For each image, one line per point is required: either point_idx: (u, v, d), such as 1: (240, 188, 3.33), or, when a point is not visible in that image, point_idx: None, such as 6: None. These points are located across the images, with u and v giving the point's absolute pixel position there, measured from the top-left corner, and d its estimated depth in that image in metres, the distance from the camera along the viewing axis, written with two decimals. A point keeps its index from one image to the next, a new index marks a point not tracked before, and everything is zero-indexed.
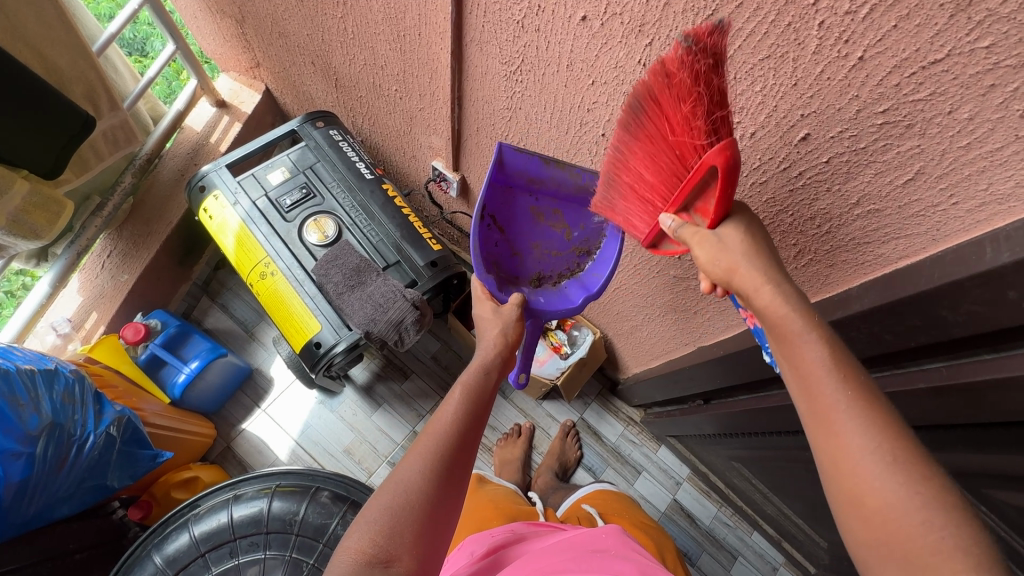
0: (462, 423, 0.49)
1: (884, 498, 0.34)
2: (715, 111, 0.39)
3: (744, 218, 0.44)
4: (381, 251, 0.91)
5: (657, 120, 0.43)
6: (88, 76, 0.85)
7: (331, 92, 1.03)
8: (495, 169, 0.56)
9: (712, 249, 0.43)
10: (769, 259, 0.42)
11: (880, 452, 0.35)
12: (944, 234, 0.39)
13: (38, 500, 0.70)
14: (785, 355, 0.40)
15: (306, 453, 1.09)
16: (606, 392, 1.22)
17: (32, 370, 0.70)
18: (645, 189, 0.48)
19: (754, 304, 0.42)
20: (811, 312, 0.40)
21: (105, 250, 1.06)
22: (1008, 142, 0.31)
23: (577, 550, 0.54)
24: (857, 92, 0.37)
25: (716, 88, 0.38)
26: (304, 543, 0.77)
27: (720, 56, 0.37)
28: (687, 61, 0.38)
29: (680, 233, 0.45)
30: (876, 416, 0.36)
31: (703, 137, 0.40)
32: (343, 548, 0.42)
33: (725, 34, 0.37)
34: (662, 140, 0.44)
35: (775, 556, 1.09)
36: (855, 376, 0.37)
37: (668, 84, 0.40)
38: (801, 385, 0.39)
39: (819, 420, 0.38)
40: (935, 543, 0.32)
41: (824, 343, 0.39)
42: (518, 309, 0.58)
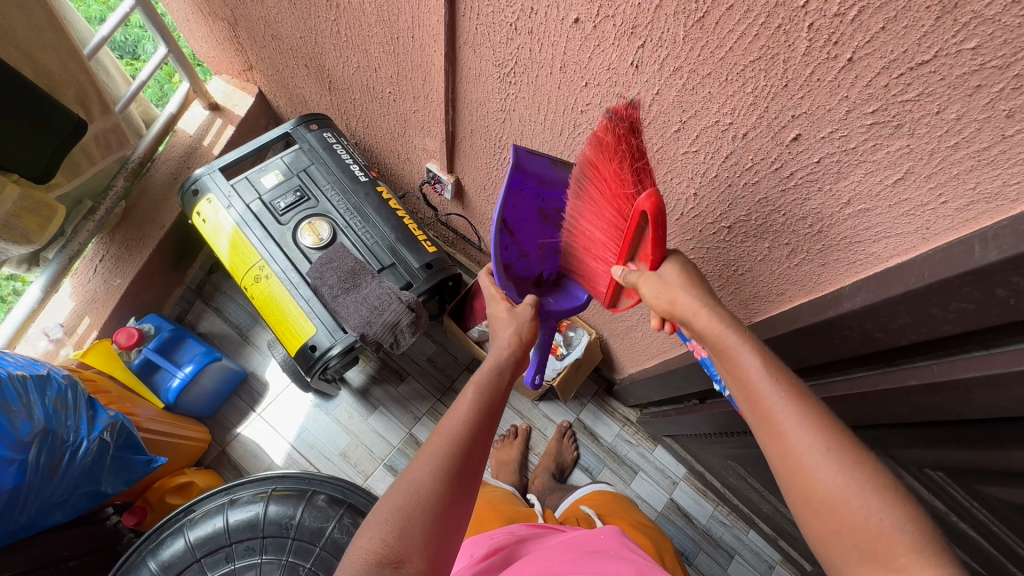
0: (474, 425, 0.48)
1: (829, 489, 0.37)
2: (636, 164, 0.45)
3: (678, 258, 0.48)
4: (376, 254, 0.91)
5: (595, 180, 0.48)
6: (79, 80, 0.84)
7: (324, 95, 1.02)
8: (512, 172, 0.52)
9: (655, 287, 0.46)
10: (701, 287, 0.46)
11: (818, 446, 0.37)
12: (933, 233, 0.39)
13: (31, 507, 0.69)
14: (725, 367, 0.43)
15: (301, 456, 1.09)
16: (602, 393, 1.22)
17: (24, 376, 0.69)
18: (597, 245, 0.53)
19: (693, 326, 0.44)
20: (743, 326, 0.42)
21: (97, 254, 1.06)
22: (995, 141, 0.32)
23: (575, 551, 0.54)
24: (847, 93, 0.37)
25: (634, 150, 0.45)
26: (301, 548, 0.77)
27: (635, 125, 0.45)
28: (610, 127, 0.45)
29: (629, 279, 0.49)
30: (813, 413, 0.38)
31: (630, 187, 0.45)
32: (355, 548, 0.42)
33: (635, 110, 0.45)
34: (602, 198, 0.49)
35: (771, 554, 1.09)
36: (786, 378, 0.40)
37: (597, 151, 0.46)
38: (742, 393, 0.41)
39: (763, 422, 0.40)
40: (876, 526, 0.35)
41: (755, 350, 0.41)
42: (534, 308, 0.58)
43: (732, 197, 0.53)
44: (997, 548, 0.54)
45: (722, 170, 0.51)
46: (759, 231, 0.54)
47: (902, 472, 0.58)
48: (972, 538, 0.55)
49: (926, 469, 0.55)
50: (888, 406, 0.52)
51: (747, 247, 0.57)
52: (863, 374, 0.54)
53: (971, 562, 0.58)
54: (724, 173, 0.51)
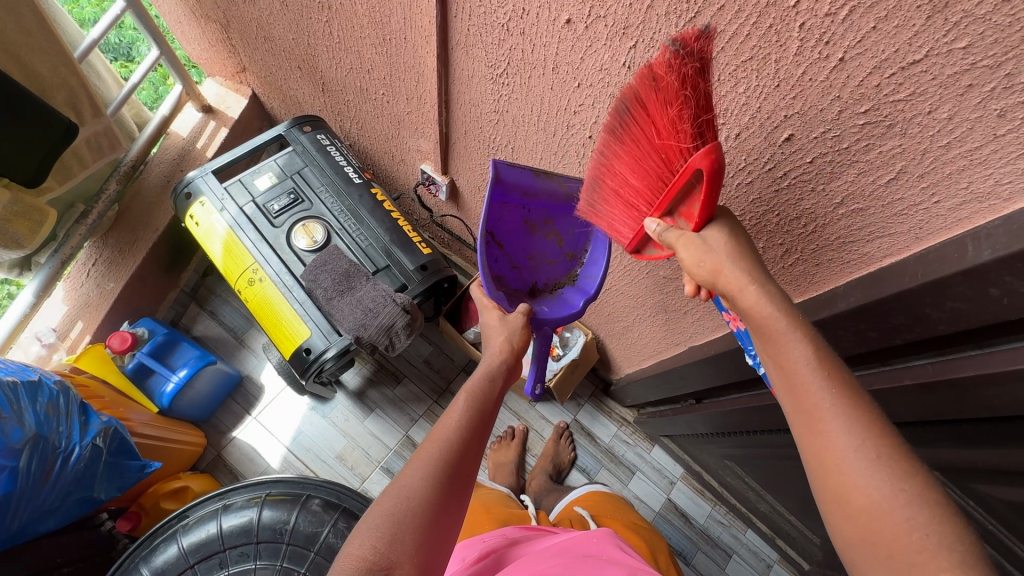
0: (465, 431, 0.48)
1: (870, 498, 0.35)
2: (702, 115, 0.40)
3: (726, 222, 0.44)
4: (370, 256, 0.91)
5: (644, 125, 0.44)
6: (70, 82, 0.84)
7: (318, 97, 1.02)
8: (493, 185, 0.55)
9: (695, 252, 0.43)
10: (752, 261, 0.42)
11: (864, 450, 0.36)
12: (926, 233, 0.39)
13: (22, 514, 0.68)
14: (770, 354, 0.41)
15: (297, 459, 1.08)
16: (599, 393, 1.22)
17: (15, 382, 0.69)
18: (630, 192, 0.48)
19: (738, 304, 0.42)
20: (795, 311, 0.41)
21: (90, 258, 1.05)
22: (986, 141, 0.32)
23: (569, 555, 0.54)
24: (839, 93, 0.37)
25: (701, 92, 0.39)
26: (295, 553, 0.77)
27: (706, 62, 0.39)
28: (675, 64, 0.39)
29: (665, 237, 0.45)
30: (860, 413, 0.37)
31: (688, 140, 0.41)
32: (346, 555, 0.41)
33: (711, 40, 0.38)
34: (649, 144, 0.44)
35: (769, 553, 1.09)
36: (838, 373, 0.38)
37: (655, 88, 0.41)
38: (788, 386, 0.40)
39: (806, 419, 0.39)
40: (919, 541, 0.34)
41: (806, 341, 0.39)
42: (525, 317, 0.57)
43: (726, 197, 0.53)
44: (999, 553, 0.52)
45: None
46: (753, 231, 0.54)
47: None
48: None
49: None
50: (883, 406, 0.52)
51: None
52: (858, 373, 0.54)
53: None
54: None
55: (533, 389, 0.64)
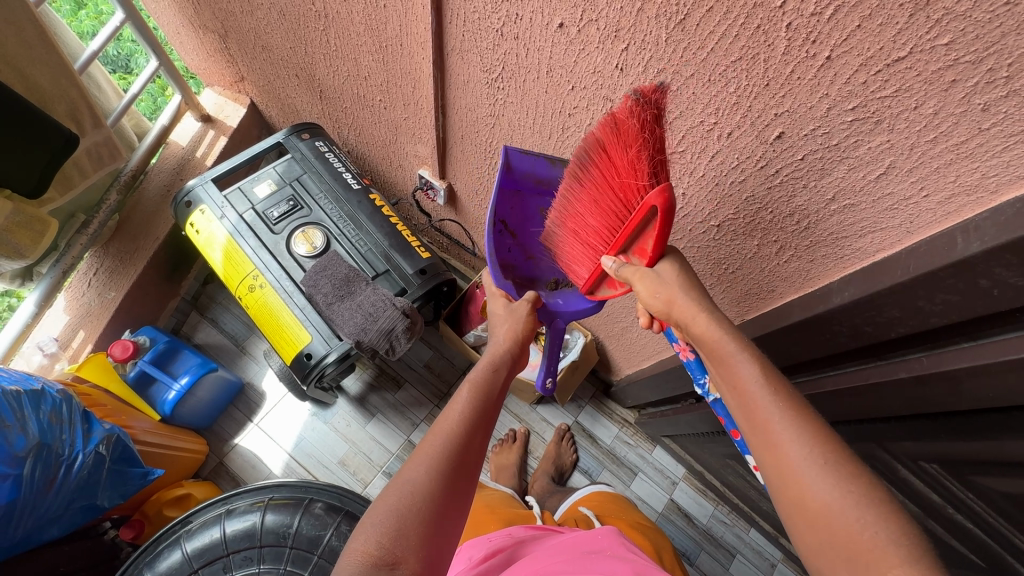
0: (470, 422, 0.49)
1: (824, 498, 0.36)
2: (657, 156, 0.42)
3: (676, 258, 0.47)
4: (370, 261, 0.92)
5: (604, 167, 0.46)
6: (70, 94, 0.85)
7: (316, 104, 1.03)
8: (503, 174, 0.55)
9: (650, 284, 0.46)
10: (702, 291, 0.46)
11: (814, 457, 0.37)
12: (917, 226, 0.40)
13: (26, 522, 0.69)
14: (722, 375, 0.43)
15: (300, 465, 1.08)
16: (600, 394, 1.22)
17: (18, 391, 0.69)
18: (589, 232, 0.51)
19: (692, 332, 0.45)
20: (739, 334, 0.43)
21: (91, 267, 1.05)
22: (972, 135, 0.32)
23: (572, 552, 0.54)
24: (827, 91, 0.37)
25: (658, 137, 0.41)
26: (299, 556, 0.77)
27: (663, 110, 0.41)
28: (636, 111, 0.40)
29: (621, 272, 0.47)
30: (809, 426, 0.38)
31: (646, 178, 0.42)
32: (350, 551, 0.41)
33: (666, 93, 0.41)
34: (608, 184, 0.46)
35: (772, 552, 1.09)
36: (784, 389, 0.40)
37: (615, 132, 0.43)
38: (738, 401, 0.41)
39: (756, 430, 0.40)
40: (871, 540, 0.34)
41: (754, 361, 0.41)
42: (533, 304, 0.58)
43: (720, 195, 0.53)
44: (1000, 545, 0.53)
45: (709, 169, 0.51)
46: (747, 229, 0.54)
47: (898, 466, 0.59)
48: (967, 529, 0.55)
49: (920, 462, 0.56)
50: (879, 399, 0.52)
51: (736, 245, 0.58)
52: (855, 368, 0.54)
53: (970, 555, 0.58)
54: (711, 173, 0.52)
55: (543, 380, 0.64)
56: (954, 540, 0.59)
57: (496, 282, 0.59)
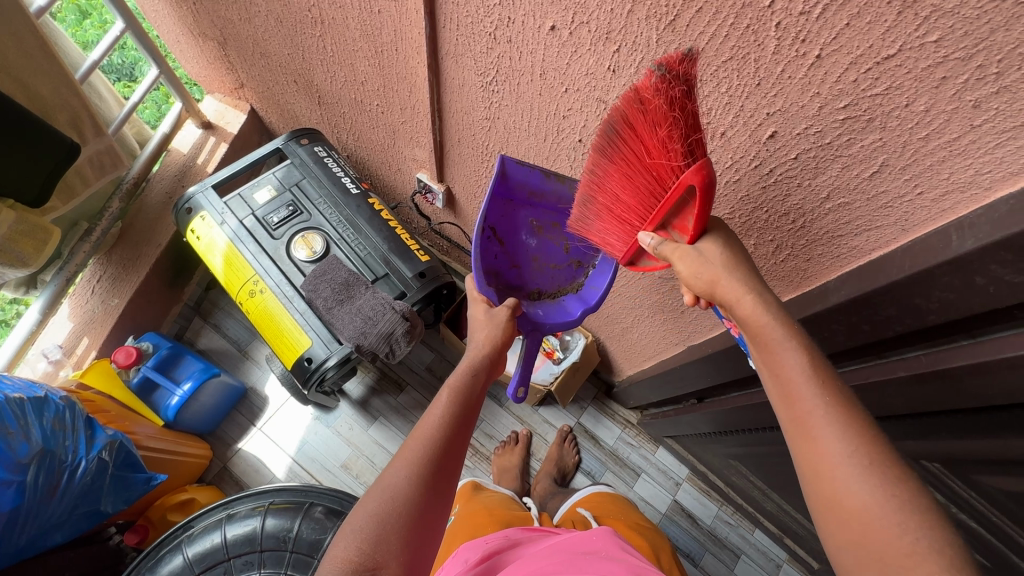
0: (448, 426, 0.49)
1: (860, 501, 0.36)
2: (691, 135, 0.41)
3: (720, 233, 0.45)
4: (369, 265, 0.92)
5: (633, 143, 0.45)
6: (71, 104, 0.86)
7: (315, 110, 1.04)
8: (497, 181, 0.57)
9: (693, 263, 0.44)
10: (748, 271, 0.44)
11: (857, 457, 0.37)
12: (912, 224, 0.40)
13: (30, 528, 0.69)
14: (765, 364, 0.42)
15: (303, 470, 1.08)
16: (602, 395, 1.22)
17: (22, 398, 0.70)
18: (622, 208, 0.49)
19: (737, 313, 0.43)
20: (790, 322, 0.41)
21: (95, 275, 1.06)
22: (964, 132, 0.32)
23: (568, 553, 0.54)
24: (818, 90, 0.37)
25: (689, 113, 0.40)
26: (299, 560, 0.77)
27: (692, 83, 0.39)
28: (662, 87, 0.39)
29: (661, 250, 0.46)
30: (854, 425, 0.38)
31: (680, 158, 0.41)
32: (330, 557, 0.41)
33: (694, 62, 0.38)
34: (640, 162, 0.45)
35: (777, 552, 1.09)
36: (833, 383, 0.39)
37: (643, 109, 0.42)
38: (781, 394, 0.40)
39: (797, 423, 0.39)
40: (911, 544, 0.34)
41: (802, 351, 0.40)
42: (511, 311, 0.57)
43: (715, 195, 0.53)
44: (1005, 544, 0.53)
45: None
46: (743, 229, 0.54)
47: None
48: (970, 528, 0.55)
49: (922, 461, 0.55)
50: (879, 398, 0.52)
51: None
52: (854, 366, 0.54)
53: (974, 554, 0.58)
54: None
55: (517, 391, 0.62)
56: (958, 539, 0.58)
57: (477, 287, 0.59)
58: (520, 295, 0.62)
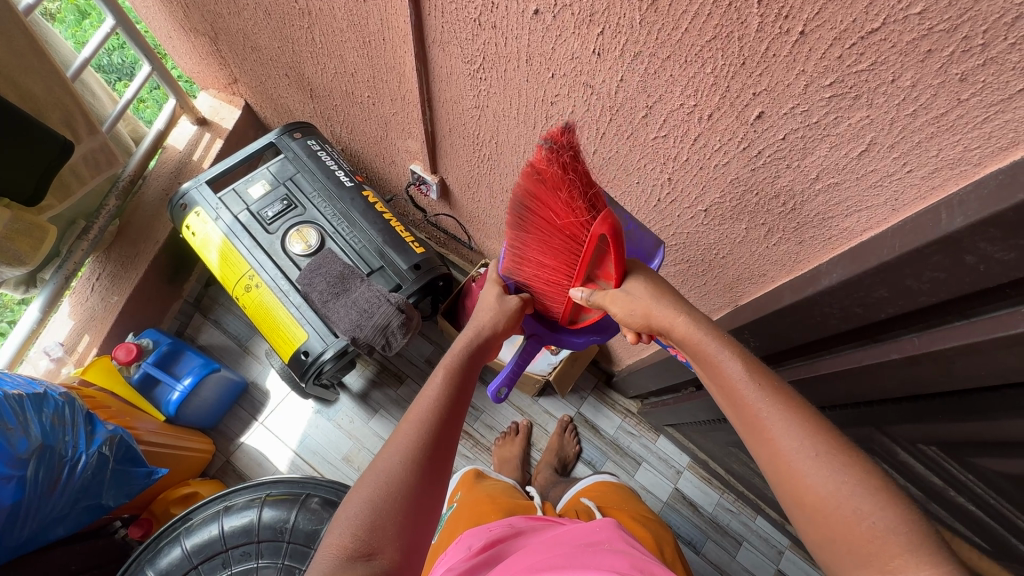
0: (444, 405, 0.50)
1: (820, 492, 0.36)
2: (589, 191, 0.44)
3: (641, 272, 0.48)
4: (365, 258, 0.92)
5: (542, 212, 0.47)
6: (65, 102, 0.86)
7: (308, 103, 1.03)
8: None
9: (623, 304, 0.47)
10: (673, 294, 0.46)
11: (807, 450, 0.37)
12: (902, 204, 0.39)
13: (32, 522, 0.70)
14: (710, 376, 0.43)
15: (305, 462, 1.09)
16: (602, 385, 1.22)
17: (21, 395, 0.71)
18: (550, 270, 0.52)
19: (674, 337, 0.45)
20: (722, 332, 0.43)
21: (94, 273, 1.07)
22: (952, 106, 0.32)
23: (568, 545, 0.54)
24: (803, 67, 0.37)
25: (582, 174, 0.43)
26: (297, 551, 0.78)
27: (578, 149, 0.43)
28: (553, 157, 0.42)
29: (593, 300, 0.49)
30: (797, 417, 0.39)
31: (584, 214, 0.44)
32: (325, 546, 0.41)
33: (574, 132, 0.43)
34: (551, 226, 0.48)
35: (779, 539, 1.09)
36: (770, 381, 0.40)
37: (541, 180, 0.45)
38: (728, 400, 0.42)
39: (751, 429, 0.40)
40: (870, 529, 0.34)
41: (738, 357, 0.41)
42: (522, 304, 0.57)
43: (704, 178, 0.52)
44: (1003, 526, 0.52)
45: (693, 152, 0.50)
46: (734, 213, 0.53)
47: (897, 448, 0.58)
48: (968, 510, 0.54)
49: (919, 444, 0.55)
50: (872, 381, 0.51)
51: (724, 229, 0.57)
52: (849, 349, 0.53)
53: (973, 538, 0.57)
54: (695, 157, 0.51)
55: (497, 389, 0.59)
56: (956, 522, 0.58)
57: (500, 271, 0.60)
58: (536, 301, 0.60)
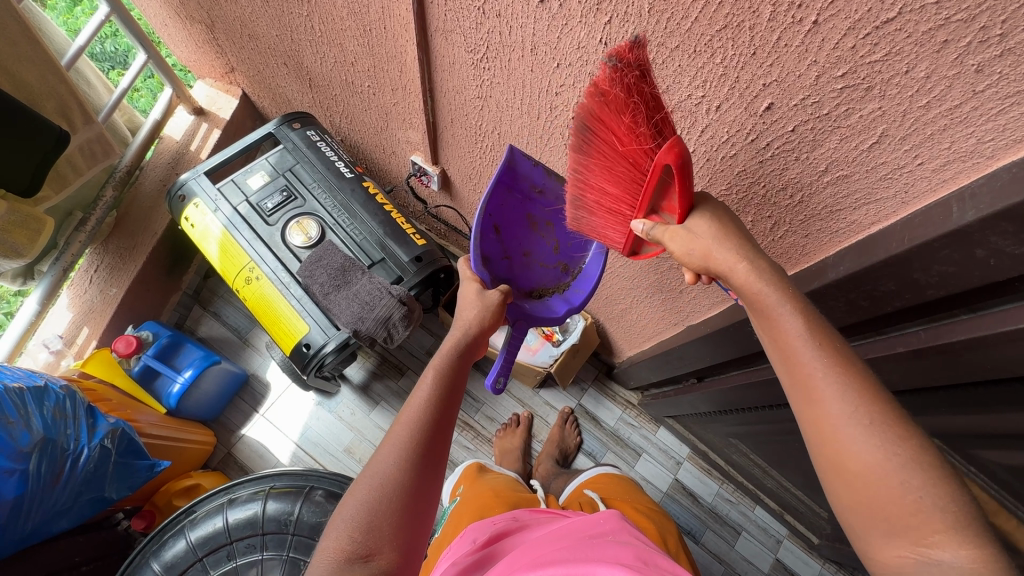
0: (435, 408, 0.49)
1: (865, 460, 0.36)
2: (654, 115, 0.42)
3: (709, 207, 0.45)
4: (366, 249, 0.91)
5: (603, 137, 0.44)
6: (58, 91, 0.84)
7: (307, 93, 1.02)
8: (504, 169, 0.55)
9: (684, 242, 0.44)
10: (740, 240, 0.43)
11: (858, 416, 0.37)
12: (912, 196, 0.39)
13: (36, 515, 0.70)
14: (765, 327, 0.42)
15: (307, 454, 1.10)
16: (602, 376, 1.22)
17: (21, 388, 0.70)
18: (610, 202, 0.47)
19: (732, 282, 0.43)
20: (786, 285, 0.41)
21: (92, 264, 1.07)
22: (966, 98, 0.31)
23: (575, 537, 0.54)
24: (815, 57, 0.36)
25: (648, 96, 0.41)
26: (301, 542, 0.79)
27: (645, 68, 0.40)
28: (617, 77, 0.40)
29: (654, 233, 0.45)
30: (854, 382, 0.38)
31: (649, 141, 0.42)
32: (323, 549, 0.42)
33: (642, 48, 0.40)
34: (614, 153, 0.44)
35: (778, 529, 1.10)
36: (831, 343, 0.39)
37: (602, 103, 0.42)
38: (781, 355, 0.41)
39: (799, 387, 0.40)
40: (914, 503, 0.34)
41: (799, 312, 0.40)
42: (504, 296, 0.55)
43: (711, 170, 0.52)
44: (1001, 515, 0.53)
45: (700, 144, 0.50)
46: (741, 205, 0.53)
47: None
48: None
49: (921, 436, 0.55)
50: (876, 375, 0.51)
51: None
52: (854, 343, 0.53)
53: None
54: (702, 148, 0.50)
55: (495, 379, 0.58)
56: None
57: (473, 267, 0.57)
58: (513, 287, 0.59)
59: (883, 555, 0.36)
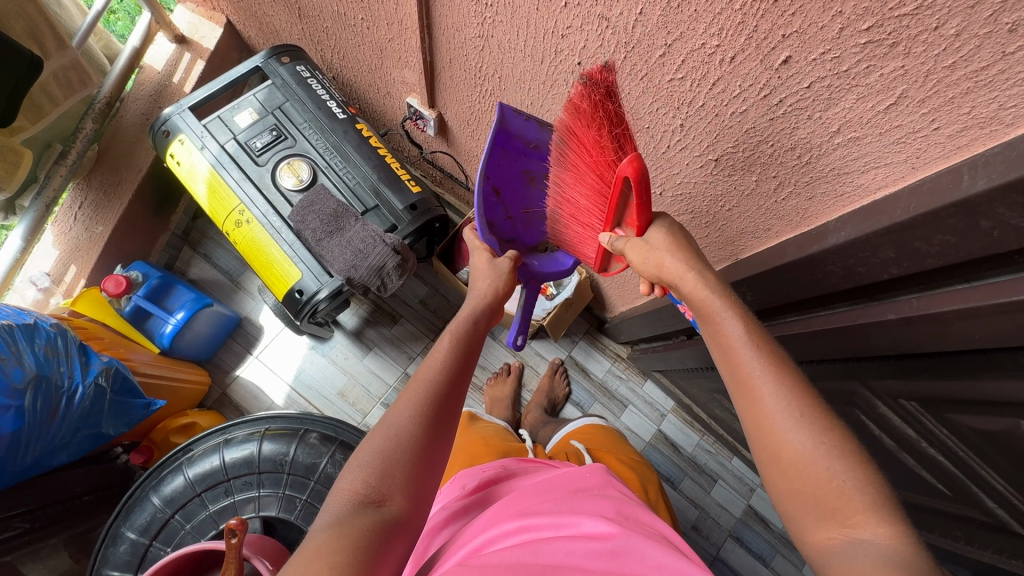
0: (448, 371, 0.50)
1: (797, 449, 0.38)
2: (617, 129, 0.45)
3: (666, 223, 0.49)
4: (358, 195, 0.89)
5: (577, 149, 0.49)
6: (27, 11, 0.79)
7: (295, 24, 0.96)
8: (497, 130, 0.53)
9: (640, 252, 0.48)
10: (691, 252, 0.47)
11: (791, 410, 0.39)
12: (923, 162, 0.38)
13: (34, 449, 0.72)
14: (711, 333, 0.45)
15: (301, 397, 1.12)
16: (593, 330, 1.24)
17: (10, 325, 0.70)
18: (585, 214, 0.53)
19: (681, 291, 0.46)
20: (730, 293, 0.44)
21: (76, 201, 1.03)
22: (994, 60, 0.29)
23: (562, 489, 0.56)
24: (841, 8, 0.34)
25: (613, 113, 0.45)
26: (296, 481, 0.81)
27: (613, 88, 0.44)
28: (585, 93, 0.44)
29: (615, 246, 0.50)
30: (788, 381, 0.40)
31: (613, 153, 0.46)
32: (338, 490, 0.43)
33: (612, 72, 0.44)
34: (586, 165, 0.49)
35: (752, 478, 1.16)
36: (768, 346, 0.42)
37: (575, 117, 0.46)
38: (724, 357, 0.43)
39: (740, 387, 0.42)
40: (839, 487, 0.36)
41: (740, 319, 0.43)
42: (513, 262, 0.57)
43: (719, 127, 0.50)
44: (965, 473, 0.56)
45: (709, 98, 0.48)
46: (746, 164, 0.52)
47: (878, 402, 0.60)
48: (937, 459, 0.58)
49: (900, 400, 0.57)
50: (864, 340, 0.52)
51: (734, 180, 0.55)
52: (846, 308, 0.54)
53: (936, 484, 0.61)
54: (711, 102, 0.48)
55: (514, 338, 0.61)
56: (923, 469, 0.62)
57: (480, 235, 0.58)
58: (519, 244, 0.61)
59: (812, 537, 0.37)
